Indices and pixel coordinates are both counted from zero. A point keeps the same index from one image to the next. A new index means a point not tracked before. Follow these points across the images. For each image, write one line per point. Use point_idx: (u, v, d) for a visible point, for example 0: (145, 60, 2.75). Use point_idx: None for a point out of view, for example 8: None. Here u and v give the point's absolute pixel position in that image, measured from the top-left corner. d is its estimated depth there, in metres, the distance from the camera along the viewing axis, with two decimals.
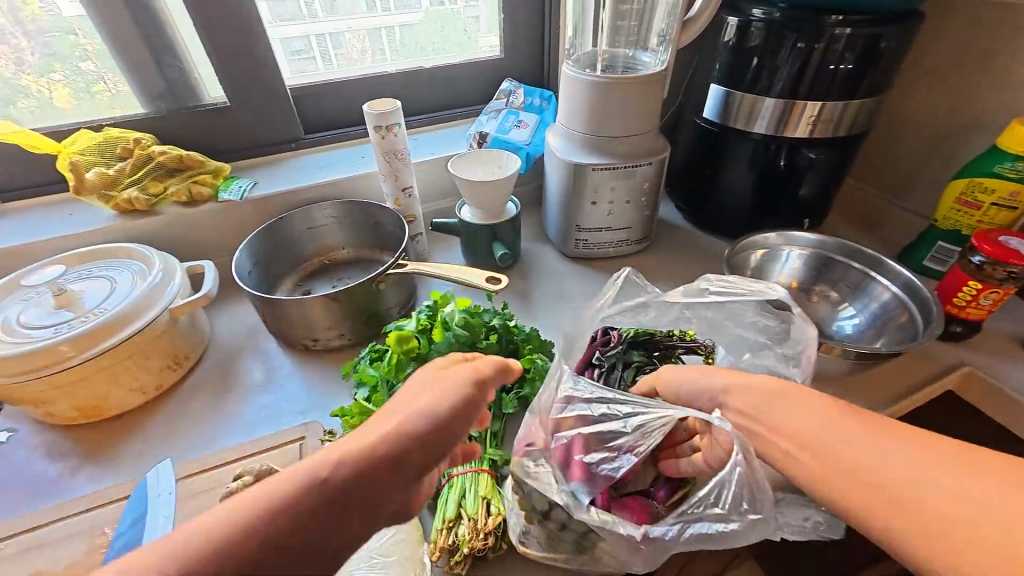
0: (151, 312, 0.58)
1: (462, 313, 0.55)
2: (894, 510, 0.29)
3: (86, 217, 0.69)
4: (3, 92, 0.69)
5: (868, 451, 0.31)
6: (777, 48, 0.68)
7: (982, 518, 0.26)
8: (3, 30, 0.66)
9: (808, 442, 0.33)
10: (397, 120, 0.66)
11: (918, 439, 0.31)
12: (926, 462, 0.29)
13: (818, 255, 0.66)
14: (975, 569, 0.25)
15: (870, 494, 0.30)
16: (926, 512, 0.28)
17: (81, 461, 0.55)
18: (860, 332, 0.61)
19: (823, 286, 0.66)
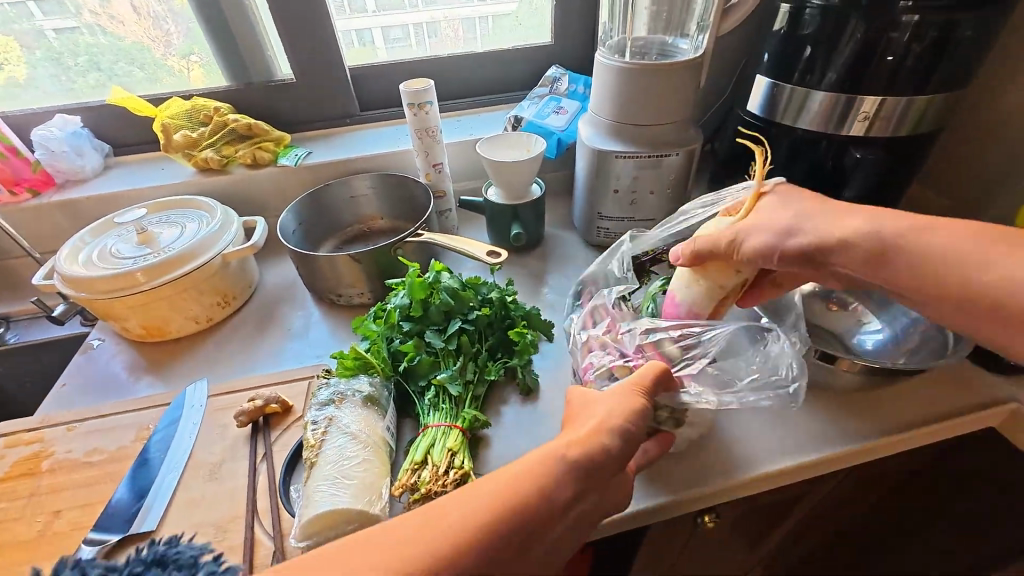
0: (208, 254, 0.68)
1: (459, 282, 0.58)
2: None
3: (172, 172, 0.82)
4: (152, 70, 0.83)
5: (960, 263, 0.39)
6: (832, 37, 0.63)
7: None
8: (161, 17, 0.79)
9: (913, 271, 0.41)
10: (429, 99, 0.71)
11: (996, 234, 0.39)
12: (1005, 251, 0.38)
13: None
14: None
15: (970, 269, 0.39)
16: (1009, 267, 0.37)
17: (145, 371, 0.66)
18: (884, 348, 0.57)
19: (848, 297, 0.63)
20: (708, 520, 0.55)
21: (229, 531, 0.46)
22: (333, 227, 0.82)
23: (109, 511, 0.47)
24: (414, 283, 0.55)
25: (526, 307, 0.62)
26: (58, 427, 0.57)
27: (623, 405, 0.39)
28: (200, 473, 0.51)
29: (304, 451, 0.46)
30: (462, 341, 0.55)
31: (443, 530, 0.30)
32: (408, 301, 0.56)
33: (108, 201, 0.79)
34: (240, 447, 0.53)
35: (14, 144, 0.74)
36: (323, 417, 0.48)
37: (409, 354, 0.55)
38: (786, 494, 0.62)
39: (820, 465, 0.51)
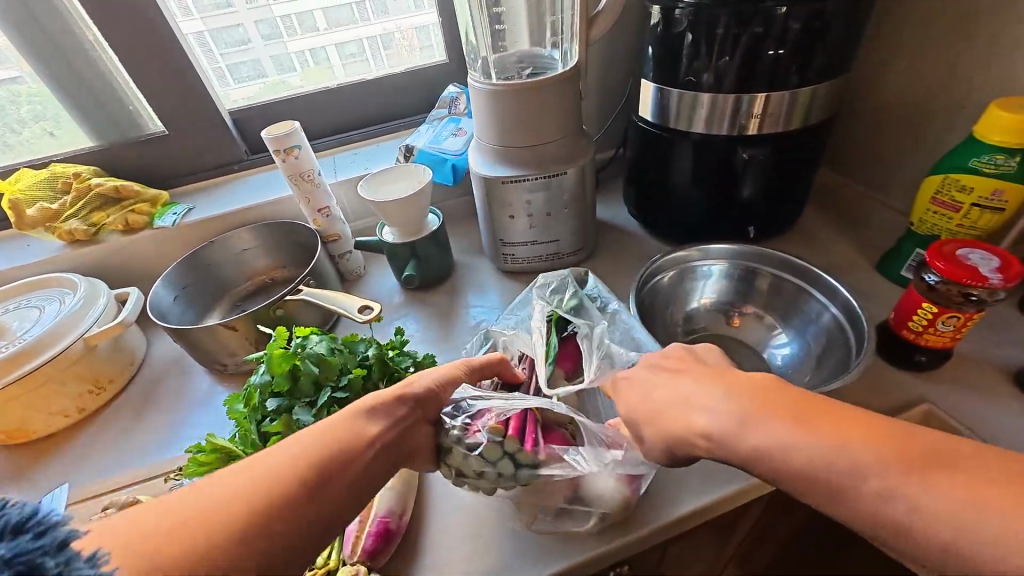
0: (66, 340, 0.62)
1: (328, 346, 0.54)
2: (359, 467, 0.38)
3: (37, 248, 0.75)
4: None
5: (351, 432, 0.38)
6: (706, 36, 0.59)
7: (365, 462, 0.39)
8: None
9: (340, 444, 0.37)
10: (297, 143, 0.66)
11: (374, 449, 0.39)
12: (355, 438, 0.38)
13: (741, 266, 0.59)
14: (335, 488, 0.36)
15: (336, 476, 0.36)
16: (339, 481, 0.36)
17: (7, 480, 0.60)
18: (790, 364, 0.55)
19: (753, 306, 0.60)
20: (625, 570, 0.51)
21: None
22: (222, 288, 0.76)
23: None
24: (273, 356, 0.51)
25: (415, 356, 0.59)
26: None
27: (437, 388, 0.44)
28: None
29: None
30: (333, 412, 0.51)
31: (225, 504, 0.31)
32: (269, 376, 0.52)
33: None
34: None
35: None
36: None
37: (279, 433, 0.50)
38: (716, 522, 0.58)
39: (730, 499, 0.47)
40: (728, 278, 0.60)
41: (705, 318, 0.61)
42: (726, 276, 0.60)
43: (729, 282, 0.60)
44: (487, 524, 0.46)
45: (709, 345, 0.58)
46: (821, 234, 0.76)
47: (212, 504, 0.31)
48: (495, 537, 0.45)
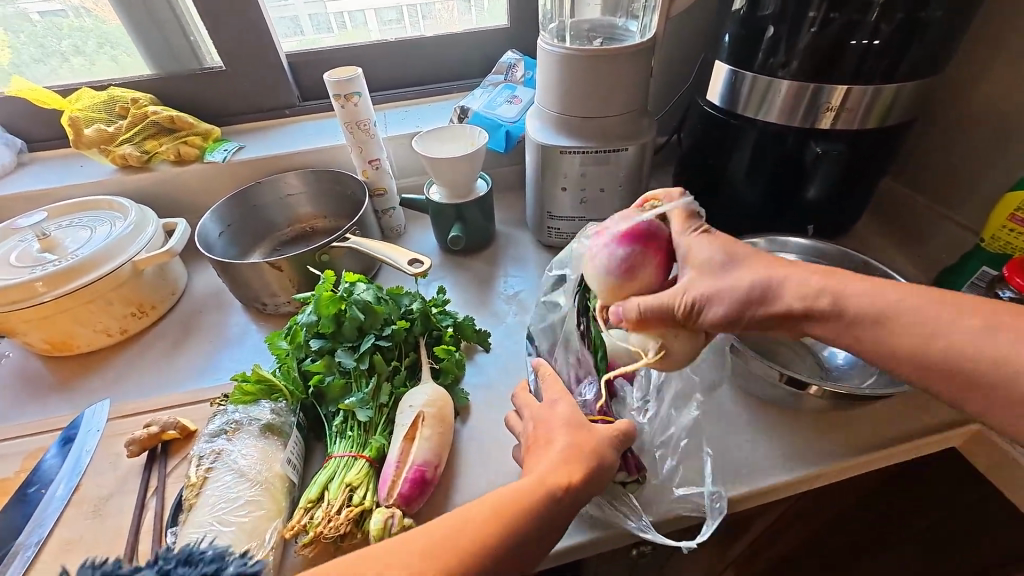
0: (116, 261, 0.63)
1: (374, 295, 0.54)
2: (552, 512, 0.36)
3: (91, 169, 0.76)
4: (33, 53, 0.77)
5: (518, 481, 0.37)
6: (794, 19, 0.56)
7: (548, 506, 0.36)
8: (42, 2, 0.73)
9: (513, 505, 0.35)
10: (358, 90, 0.65)
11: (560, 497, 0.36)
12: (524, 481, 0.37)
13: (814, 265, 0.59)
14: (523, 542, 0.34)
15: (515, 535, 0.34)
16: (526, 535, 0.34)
17: (52, 388, 0.62)
18: (852, 363, 0.54)
19: None
20: (645, 551, 0.51)
21: None
22: (267, 231, 0.77)
23: None
24: (321, 298, 0.51)
25: (457, 316, 0.58)
26: None
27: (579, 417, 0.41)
28: (84, 510, 0.46)
29: (185, 489, 0.41)
30: (375, 360, 0.51)
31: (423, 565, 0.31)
32: (316, 317, 0.52)
33: (18, 201, 0.73)
34: (132, 478, 0.49)
35: None
36: (211, 451, 0.44)
37: (320, 373, 0.51)
38: (737, 517, 0.57)
39: (766, 492, 0.46)
40: None
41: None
42: None
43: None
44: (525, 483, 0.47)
45: (768, 338, 0.58)
46: (876, 244, 0.73)
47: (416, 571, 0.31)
48: None
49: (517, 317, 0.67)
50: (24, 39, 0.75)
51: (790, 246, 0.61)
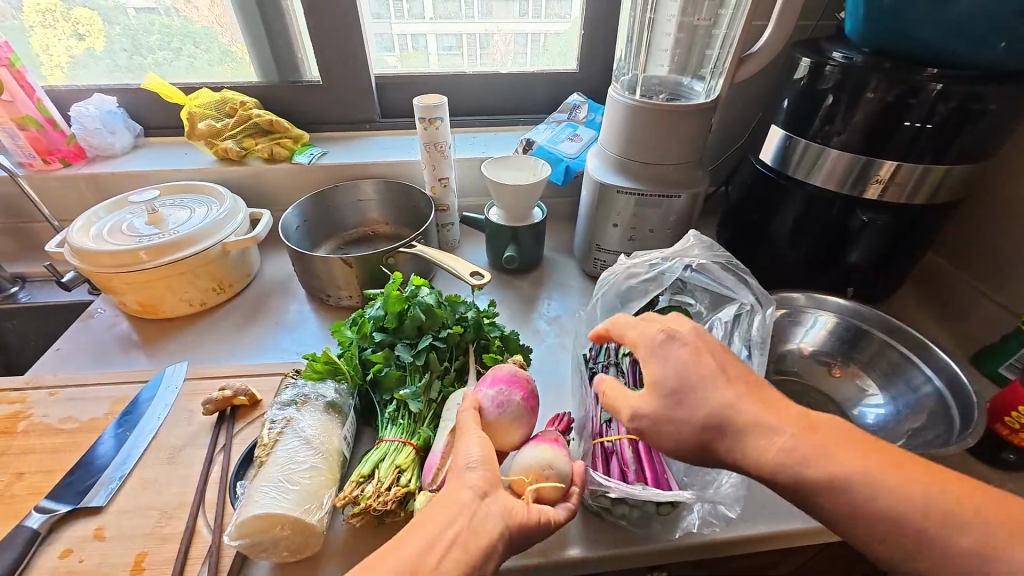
0: (209, 240, 0.70)
1: (435, 299, 0.59)
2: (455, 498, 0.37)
3: (195, 157, 0.85)
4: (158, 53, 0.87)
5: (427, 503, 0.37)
6: (851, 96, 0.60)
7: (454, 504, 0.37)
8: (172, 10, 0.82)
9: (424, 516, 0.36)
10: (441, 115, 0.72)
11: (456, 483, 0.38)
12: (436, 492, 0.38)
13: (853, 325, 0.61)
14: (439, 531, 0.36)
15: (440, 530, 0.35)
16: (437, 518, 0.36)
17: (136, 346, 0.69)
18: (883, 425, 0.56)
19: (854, 365, 0.61)
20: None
21: (173, 518, 0.46)
22: (337, 229, 0.84)
23: (66, 481, 0.48)
24: (390, 296, 0.57)
25: (504, 330, 0.63)
26: (42, 390, 0.59)
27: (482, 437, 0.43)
28: (160, 455, 0.52)
29: (257, 449, 0.47)
30: (430, 357, 0.56)
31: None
32: (382, 312, 0.57)
33: (130, 177, 0.83)
34: (203, 433, 0.54)
35: (53, 117, 0.79)
36: (281, 417, 0.49)
37: (379, 364, 0.56)
38: (753, 561, 0.58)
39: (788, 537, 0.48)
40: (834, 332, 0.62)
41: (800, 364, 0.62)
42: (832, 328, 0.62)
43: (836, 335, 0.62)
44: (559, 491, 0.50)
45: (800, 391, 0.61)
46: (914, 315, 0.74)
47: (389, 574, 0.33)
48: (571, 500, 0.49)
49: (556, 338, 0.72)
50: (118, 30, 0.83)
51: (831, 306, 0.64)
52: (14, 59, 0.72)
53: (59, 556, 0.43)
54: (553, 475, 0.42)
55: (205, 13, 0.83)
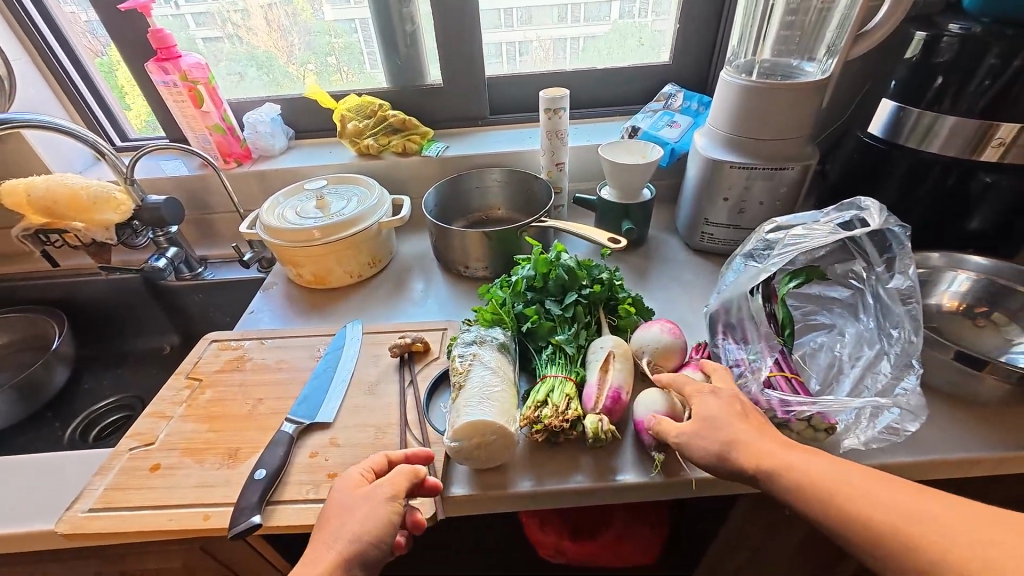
0: (366, 221, 0.82)
1: (575, 262, 0.67)
2: (331, 528, 0.43)
3: (341, 155, 1.00)
4: (282, 75, 1.00)
5: (340, 516, 0.44)
6: (971, 66, 0.64)
7: (343, 528, 0.43)
8: (288, 31, 0.95)
9: (328, 531, 0.43)
10: (564, 105, 0.81)
11: (346, 513, 0.44)
12: (343, 517, 0.43)
13: (994, 280, 0.62)
14: (324, 540, 0.42)
15: (314, 554, 0.42)
16: (325, 537, 0.43)
17: (312, 310, 0.82)
18: None
19: (999, 317, 0.62)
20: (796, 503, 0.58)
21: (387, 432, 0.57)
22: (462, 212, 0.94)
23: (298, 404, 0.60)
24: (539, 259, 0.66)
25: (632, 292, 0.70)
26: (253, 340, 0.73)
27: (373, 513, 0.43)
28: (362, 388, 0.63)
29: (453, 376, 0.57)
30: (577, 310, 0.64)
31: (334, 542, 0.42)
32: (533, 273, 0.66)
33: (290, 173, 0.97)
34: (391, 372, 0.65)
35: (232, 124, 0.95)
36: (468, 352, 0.59)
37: (532, 316, 0.64)
38: None
39: (939, 467, 0.51)
40: (973, 289, 0.63)
41: (939, 317, 0.64)
42: (972, 285, 0.64)
43: (975, 290, 0.64)
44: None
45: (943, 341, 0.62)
46: None
47: (325, 549, 0.42)
48: None
49: (673, 303, 0.79)
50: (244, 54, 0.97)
51: (976, 266, 0.64)
52: (211, 78, 0.89)
53: (309, 456, 0.55)
54: None
55: (296, 47, 0.97)
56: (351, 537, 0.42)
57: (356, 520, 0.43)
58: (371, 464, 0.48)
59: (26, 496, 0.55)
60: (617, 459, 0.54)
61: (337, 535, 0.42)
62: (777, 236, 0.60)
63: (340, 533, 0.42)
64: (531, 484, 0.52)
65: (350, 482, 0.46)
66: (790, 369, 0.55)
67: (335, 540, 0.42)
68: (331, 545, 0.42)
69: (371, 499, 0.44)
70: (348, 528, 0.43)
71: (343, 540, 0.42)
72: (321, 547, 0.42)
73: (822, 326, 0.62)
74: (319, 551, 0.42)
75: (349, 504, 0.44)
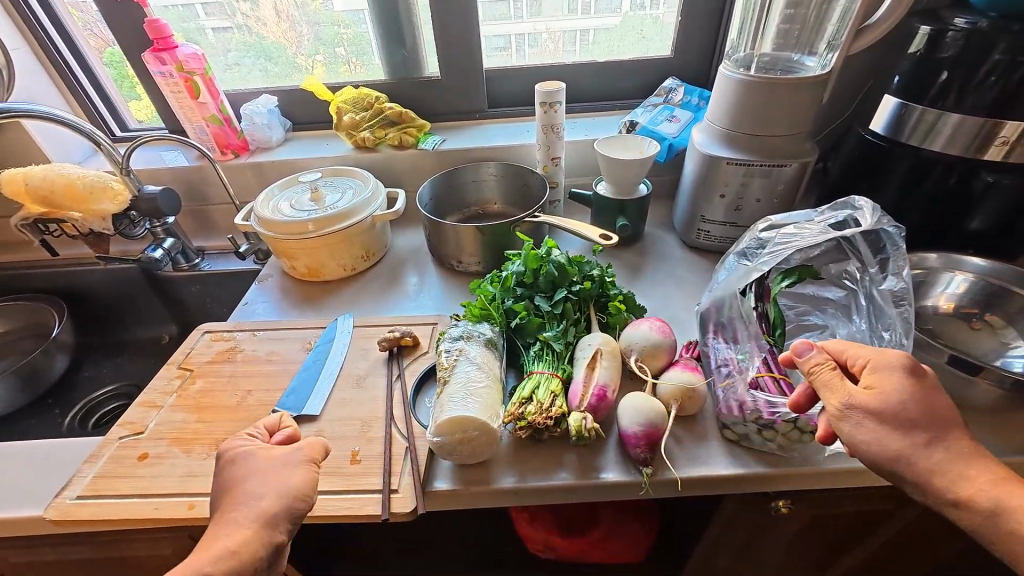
0: (360, 214, 0.82)
1: (566, 258, 0.67)
2: (245, 492, 0.43)
3: (338, 147, 0.99)
4: (288, 67, 1.00)
5: (254, 479, 0.44)
6: (976, 62, 0.62)
7: (264, 488, 0.43)
8: (297, 20, 0.94)
9: (242, 494, 0.43)
10: (560, 99, 0.80)
11: (259, 476, 0.44)
12: (257, 479, 0.44)
13: (992, 282, 0.61)
14: (241, 502, 0.42)
15: (230, 516, 0.41)
16: (239, 499, 0.42)
17: (305, 302, 0.82)
18: None
19: (995, 320, 0.61)
20: (782, 504, 0.58)
21: (372, 426, 0.57)
22: (458, 207, 0.94)
23: (285, 396, 0.60)
24: (529, 254, 0.65)
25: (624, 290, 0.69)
26: (245, 332, 0.73)
27: (292, 478, 0.44)
28: (350, 381, 0.63)
29: (439, 372, 0.57)
30: (566, 307, 0.63)
31: (253, 506, 0.42)
32: (522, 269, 0.66)
33: (287, 165, 0.97)
34: (380, 366, 0.65)
35: (229, 115, 0.95)
36: (454, 347, 0.59)
37: (522, 312, 0.64)
38: (872, 505, 0.61)
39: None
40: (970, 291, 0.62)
41: (935, 319, 0.63)
42: (970, 286, 0.62)
43: (973, 292, 0.63)
44: (693, 416, 0.57)
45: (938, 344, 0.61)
46: None
47: (243, 513, 0.41)
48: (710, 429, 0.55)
49: (666, 300, 0.78)
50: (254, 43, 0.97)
51: (975, 267, 0.63)
52: (207, 69, 0.89)
53: None
54: (692, 394, 0.55)
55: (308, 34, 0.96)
56: (272, 499, 0.42)
57: (273, 481, 0.44)
58: (267, 429, 0.50)
59: (17, 482, 0.56)
60: (601, 457, 0.54)
61: (253, 499, 0.42)
62: (771, 234, 0.59)
63: (261, 492, 0.43)
64: (514, 480, 0.52)
65: (257, 450, 0.46)
66: (778, 370, 0.54)
67: (252, 504, 0.42)
68: (251, 507, 0.42)
69: (285, 463, 0.45)
70: (263, 490, 0.43)
71: (264, 502, 0.42)
72: (238, 511, 0.41)
73: (814, 326, 0.61)
74: (238, 513, 0.41)
75: (259, 469, 0.44)
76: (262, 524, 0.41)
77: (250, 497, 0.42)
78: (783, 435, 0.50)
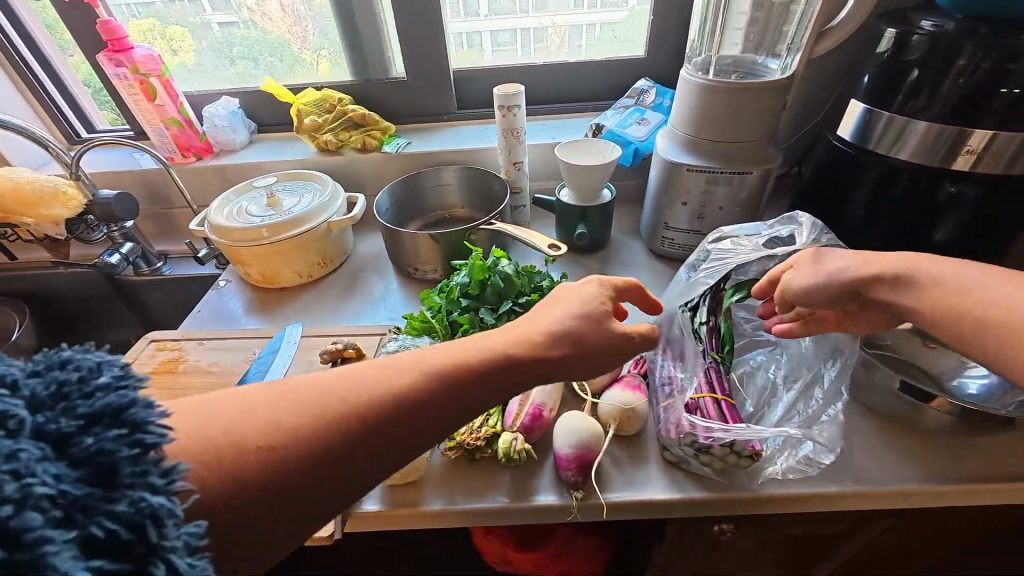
0: (315, 219, 0.80)
1: (514, 269, 0.64)
2: (285, 416, 0.32)
3: (301, 150, 0.98)
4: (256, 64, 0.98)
5: (269, 410, 0.32)
6: (942, 66, 0.59)
7: (315, 416, 0.32)
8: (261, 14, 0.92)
9: (268, 430, 0.31)
10: (518, 103, 0.78)
11: (293, 403, 0.32)
12: (277, 408, 0.32)
13: None
14: (277, 436, 0.31)
15: (250, 462, 0.30)
16: (287, 426, 0.32)
17: (259, 310, 0.81)
18: (989, 395, 0.53)
19: None
20: (725, 528, 0.56)
21: None
22: (421, 212, 0.92)
23: None
24: (475, 265, 0.63)
25: None
26: (192, 341, 0.72)
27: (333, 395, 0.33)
28: None
29: None
30: (510, 320, 0.61)
31: (309, 435, 0.32)
32: (468, 280, 0.64)
33: (249, 168, 0.96)
34: None
35: (190, 117, 0.93)
36: None
37: (466, 325, 0.62)
38: (823, 528, 0.59)
39: (870, 500, 0.48)
40: None
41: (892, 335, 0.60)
42: None
43: None
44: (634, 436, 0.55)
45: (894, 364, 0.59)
46: None
47: (285, 438, 0.31)
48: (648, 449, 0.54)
49: None
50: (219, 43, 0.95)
51: None
52: (165, 70, 0.87)
53: None
54: (631, 414, 0.53)
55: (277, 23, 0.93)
56: (326, 426, 0.32)
57: (315, 417, 0.32)
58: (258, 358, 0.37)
59: None
60: (535, 478, 0.52)
61: (307, 427, 0.32)
62: (717, 249, 0.57)
63: (277, 428, 0.31)
64: (442, 503, 0.50)
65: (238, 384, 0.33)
66: (721, 390, 0.52)
67: (307, 443, 0.31)
68: (300, 436, 0.31)
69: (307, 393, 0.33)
70: (309, 410, 0.33)
71: (312, 432, 0.32)
72: (276, 445, 0.31)
73: (765, 343, 0.59)
74: (281, 442, 0.31)
75: (285, 396, 0.32)
76: (333, 452, 0.32)
77: (302, 449, 0.31)
78: (718, 459, 0.48)
